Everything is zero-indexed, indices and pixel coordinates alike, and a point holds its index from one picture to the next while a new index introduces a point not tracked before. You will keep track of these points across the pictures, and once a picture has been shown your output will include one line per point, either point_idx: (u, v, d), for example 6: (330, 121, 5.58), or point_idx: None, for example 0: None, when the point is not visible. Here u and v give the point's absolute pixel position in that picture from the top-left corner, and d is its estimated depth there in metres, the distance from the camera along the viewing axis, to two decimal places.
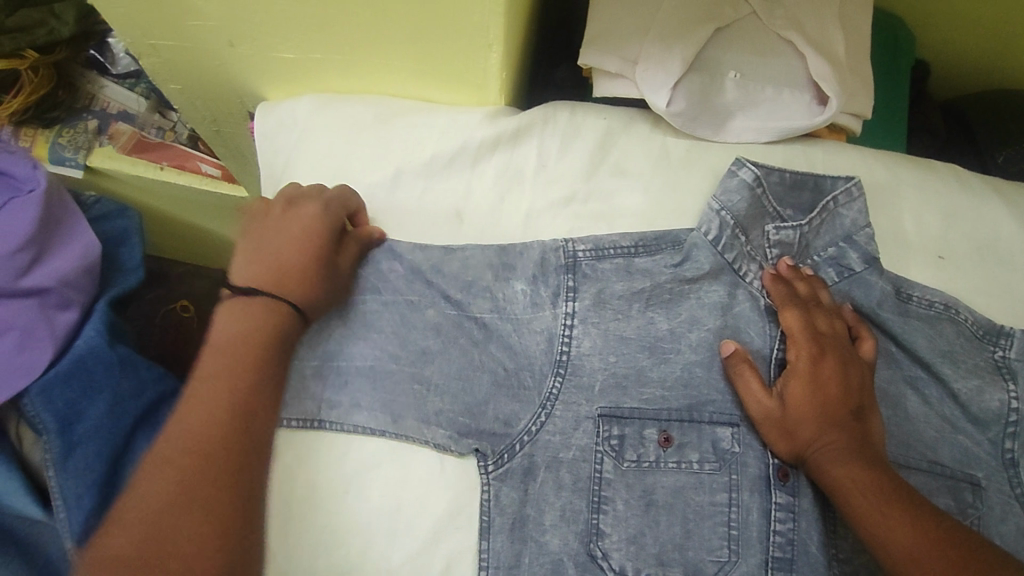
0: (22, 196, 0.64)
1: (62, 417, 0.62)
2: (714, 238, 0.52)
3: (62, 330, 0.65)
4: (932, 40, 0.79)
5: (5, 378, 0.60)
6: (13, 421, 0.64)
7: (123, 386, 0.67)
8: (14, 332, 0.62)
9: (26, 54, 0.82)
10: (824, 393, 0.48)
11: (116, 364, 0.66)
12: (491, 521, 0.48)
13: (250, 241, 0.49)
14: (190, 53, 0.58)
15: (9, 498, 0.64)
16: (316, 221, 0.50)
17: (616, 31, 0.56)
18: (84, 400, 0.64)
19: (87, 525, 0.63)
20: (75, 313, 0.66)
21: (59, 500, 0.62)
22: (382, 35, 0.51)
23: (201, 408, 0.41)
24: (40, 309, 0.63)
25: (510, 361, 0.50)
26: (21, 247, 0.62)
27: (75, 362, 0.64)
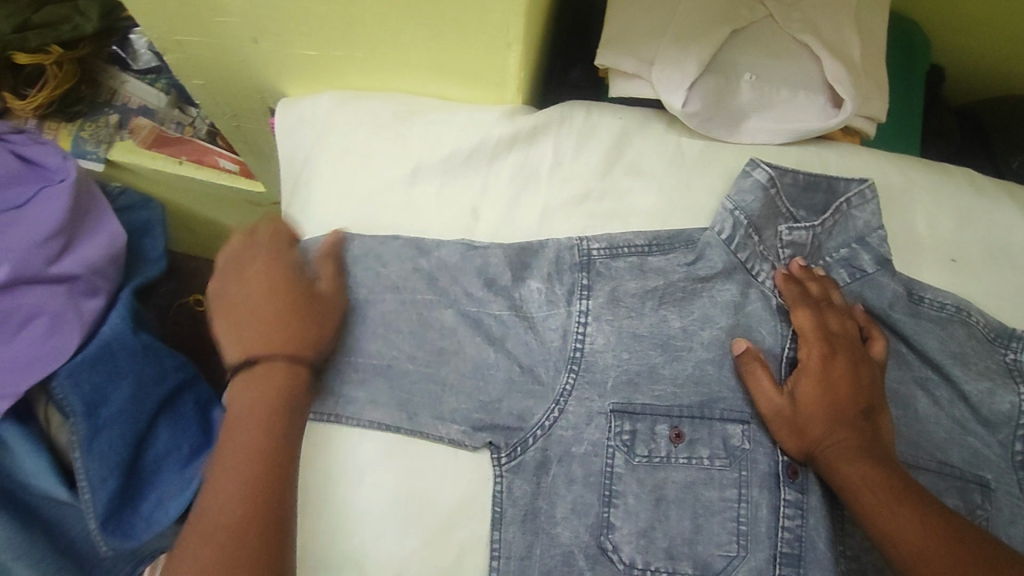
0: (54, 186, 0.69)
1: (87, 401, 0.66)
2: (727, 237, 0.53)
3: (90, 316, 0.68)
4: (947, 45, 0.80)
5: (37, 359, 0.64)
6: (41, 404, 0.67)
7: (146, 373, 0.70)
8: (44, 317, 0.65)
9: (50, 49, 0.83)
10: (834, 392, 0.49)
11: (139, 351, 0.70)
12: (504, 512, 0.48)
13: (226, 318, 0.49)
14: (214, 50, 0.59)
15: (37, 478, 0.66)
16: (273, 268, 0.50)
17: (634, 32, 0.57)
18: (108, 385, 0.67)
19: (109, 506, 0.66)
20: (101, 300, 0.70)
21: (84, 482, 0.65)
22: (404, 33, 0.52)
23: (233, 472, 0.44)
24: (69, 295, 0.67)
25: (524, 356, 0.51)
26: (52, 237, 0.67)
27: (101, 346, 0.67)
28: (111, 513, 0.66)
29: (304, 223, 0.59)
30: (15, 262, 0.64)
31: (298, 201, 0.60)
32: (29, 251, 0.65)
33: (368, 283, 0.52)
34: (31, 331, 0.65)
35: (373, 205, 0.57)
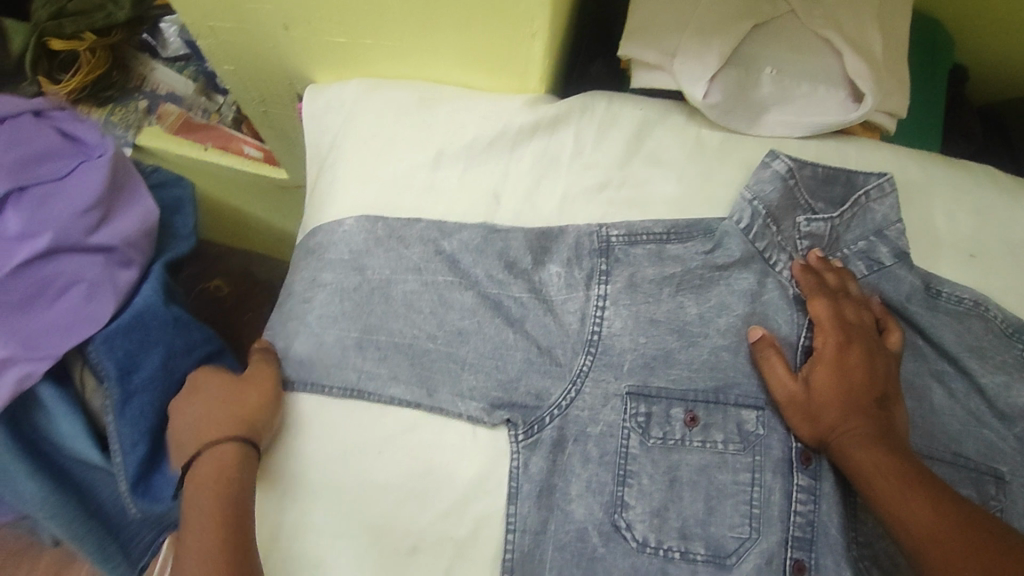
0: (92, 161, 0.64)
1: (122, 366, 0.60)
2: (745, 227, 0.54)
3: (125, 286, 0.63)
4: (970, 45, 0.80)
5: (68, 326, 0.59)
6: (77, 368, 0.61)
7: (176, 344, 0.64)
8: (81, 284, 0.60)
9: (84, 36, 0.87)
10: (849, 380, 0.49)
11: (172, 321, 0.64)
12: (520, 487, 0.50)
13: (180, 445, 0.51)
14: (247, 35, 0.61)
15: (71, 442, 0.62)
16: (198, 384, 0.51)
17: (658, 23, 0.58)
18: (140, 351, 0.61)
19: (144, 471, 0.60)
20: (136, 272, 0.65)
21: (116, 446, 0.59)
22: (432, 21, 0.53)
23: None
24: (105, 266, 0.62)
25: (542, 339, 0.52)
26: (90, 205, 0.62)
27: (134, 315, 0.62)
28: (142, 478, 0.60)
29: (326, 205, 0.59)
30: (54, 229, 0.59)
31: (323, 184, 0.61)
32: (68, 218, 0.60)
33: (392, 264, 0.54)
34: (67, 299, 0.59)
35: (396, 187, 0.58)
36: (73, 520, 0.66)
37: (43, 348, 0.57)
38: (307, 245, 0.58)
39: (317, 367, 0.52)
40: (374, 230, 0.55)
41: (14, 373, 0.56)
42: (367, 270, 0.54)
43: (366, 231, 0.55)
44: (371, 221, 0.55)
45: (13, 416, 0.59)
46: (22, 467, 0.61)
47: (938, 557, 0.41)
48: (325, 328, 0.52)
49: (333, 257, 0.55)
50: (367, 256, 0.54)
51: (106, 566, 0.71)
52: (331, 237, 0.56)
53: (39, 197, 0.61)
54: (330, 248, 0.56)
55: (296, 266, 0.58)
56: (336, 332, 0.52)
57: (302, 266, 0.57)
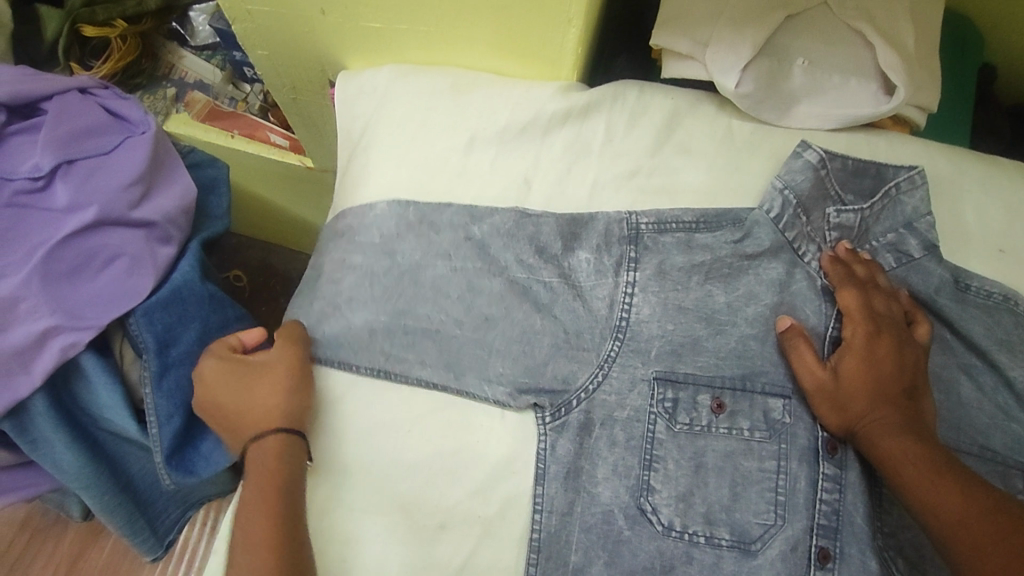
0: (136, 138, 0.65)
1: (160, 339, 0.63)
2: (776, 216, 0.54)
3: (164, 263, 0.64)
4: (1001, 44, 0.79)
5: (110, 299, 0.60)
6: (117, 339, 0.63)
7: (212, 321, 0.66)
8: (123, 257, 0.61)
9: (116, 23, 0.89)
10: (879, 371, 0.49)
11: (207, 299, 0.66)
12: (547, 468, 0.50)
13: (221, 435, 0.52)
14: (285, 20, 0.62)
15: (109, 412, 0.63)
16: (212, 382, 0.52)
17: (690, 14, 0.58)
18: (179, 326, 0.64)
19: (178, 441, 0.63)
20: (174, 249, 0.66)
21: (152, 418, 0.62)
22: (469, 8, 0.54)
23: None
24: (146, 241, 0.63)
25: (571, 324, 0.52)
26: (133, 181, 0.63)
27: (173, 290, 0.64)
28: (177, 450, 0.64)
29: (358, 188, 0.60)
30: (99, 203, 0.60)
31: (355, 168, 0.62)
32: (111, 193, 0.61)
33: (421, 250, 0.55)
34: (110, 272, 0.61)
35: (428, 171, 0.59)
36: (105, 493, 0.67)
37: (88, 318, 0.59)
38: (337, 227, 0.59)
39: (344, 348, 0.53)
40: (405, 214, 0.56)
41: (59, 341, 0.58)
42: (397, 254, 0.55)
43: (397, 215, 0.56)
44: (402, 206, 0.57)
45: (52, 387, 0.61)
46: (61, 436, 0.62)
47: (971, 542, 0.41)
48: (354, 311, 0.54)
49: (364, 240, 0.56)
50: (398, 241, 0.55)
51: (135, 540, 0.73)
52: (362, 218, 0.58)
53: (86, 171, 0.62)
54: (362, 231, 0.57)
55: (326, 245, 0.59)
56: (364, 314, 0.53)
57: (333, 248, 0.58)
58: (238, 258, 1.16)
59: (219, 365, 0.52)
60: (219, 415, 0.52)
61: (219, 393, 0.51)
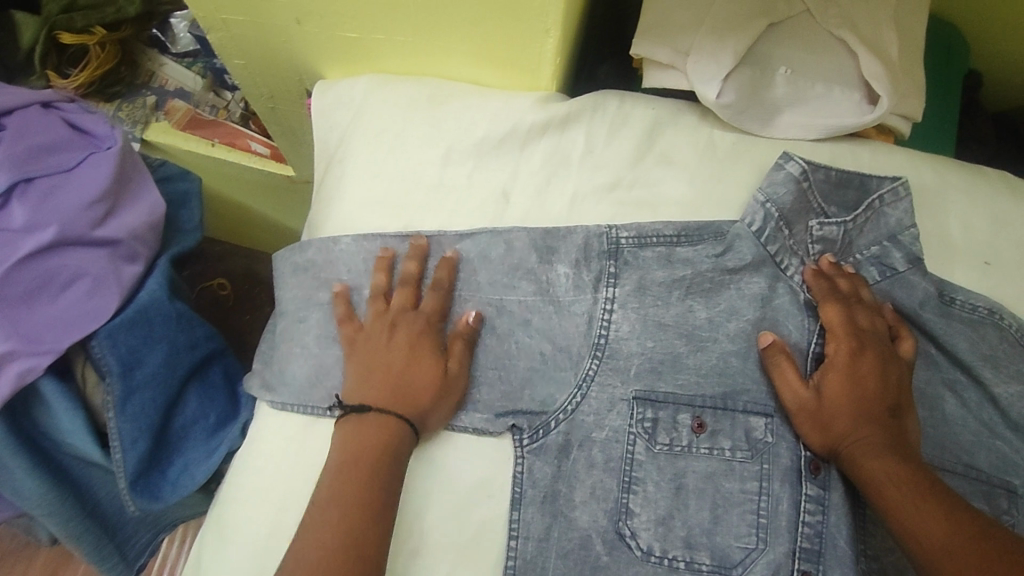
0: (101, 153, 0.64)
1: (124, 361, 0.61)
2: (758, 229, 0.53)
3: (129, 281, 0.63)
4: (986, 51, 0.78)
5: (73, 321, 0.59)
6: (79, 362, 0.62)
7: (180, 341, 0.66)
8: (85, 278, 0.60)
9: (94, 31, 0.86)
10: (863, 389, 0.48)
11: (175, 317, 0.65)
12: (523, 492, 0.49)
13: (362, 360, 0.50)
14: (257, 28, 0.60)
15: (72, 436, 0.62)
16: (392, 325, 0.51)
17: (670, 22, 0.57)
18: (143, 348, 0.62)
19: (142, 467, 0.63)
20: (141, 266, 0.65)
21: (115, 442, 0.61)
22: (446, 20, 0.53)
23: (292, 563, 0.42)
24: (110, 260, 0.62)
25: (547, 343, 0.51)
26: (96, 199, 0.62)
27: (138, 310, 0.63)
28: (142, 474, 0.63)
29: (335, 202, 0.59)
30: (59, 222, 0.59)
31: (331, 180, 0.60)
32: (73, 212, 0.60)
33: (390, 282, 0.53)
34: (71, 293, 0.60)
35: (407, 184, 0.58)
36: (70, 520, 0.65)
37: (46, 342, 0.58)
38: (294, 261, 0.56)
39: (318, 390, 0.52)
40: (371, 249, 0.54)
41: (17, 367, 0.56)
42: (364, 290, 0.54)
43: (364, 250, 0.55)
44: (367, 240, 0.55)
45: (13, 410, 0.59)
46: (20, 463, 0.60)
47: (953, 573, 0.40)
48: (323, 349, 0.53)
49: (329, 276, 0.55)
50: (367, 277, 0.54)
51: (104, 566, 0.71)
52: (326, 254, 0.55)
53: (45, 189, 0.61)
54: (327, 267, 0.55)
55: (283, 280, 0.57)
56: (334, 353, 0.53)
57: (291, 284, 0.56)
58: (220, 268, 1.14)
59: (414, 318, 0.51)
60: (365, 360, 0.50)
61: (390, 342, 0.50)
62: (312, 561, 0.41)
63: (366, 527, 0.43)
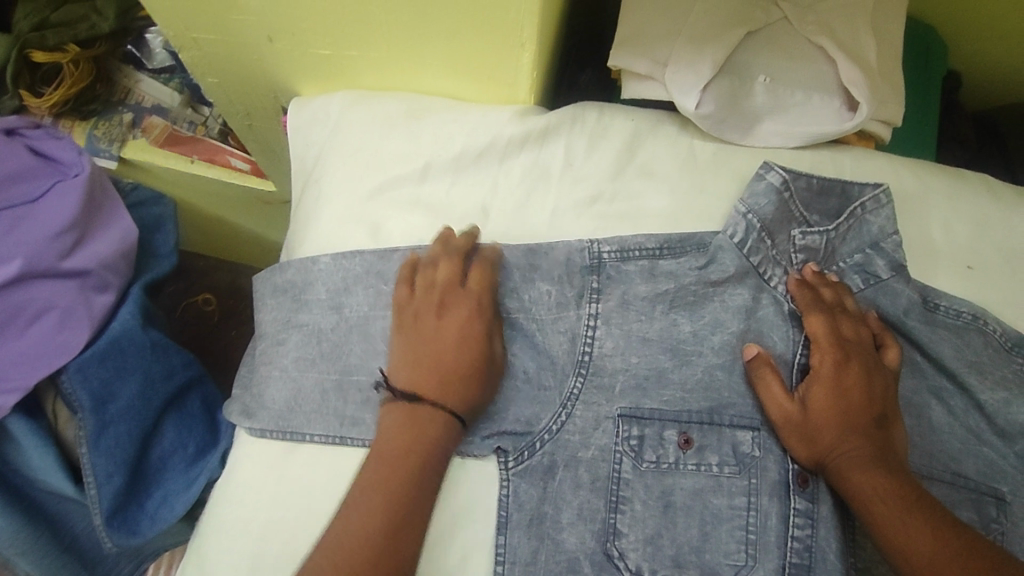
0: (68, 180, 0.63)
1: (96, 396, 0.61)
2: (740, 241, 0.52)
3: (100, 312, 0.62)
4: (965, 50, 0.78)
5: (44, 356, 0.58)
6: (50, 397, 0.62)
7: (155, 371, 0.66)
8: (53, 310, 0.59)
9: (68, 48, 0.83)
10: (848, 401, 0.48)
11: (149, 347, 0.66)
12: (509, 516, 0.48)
13: (412, 339, 0.49)
14: (230, 46, 0.59)
15: (43, 472, 0.62)
16: (443, 306, 0.49)
17: (648, 33, 0.56)
18: (117, 380, 0.63)
19: (117, 502, 0.63)
20: (112, 296, 0.64)
21: (90, 479, 0.61)
22: (420, 35, 0.51)
23: (331, 549, 0.41)
24: (80, 291, 0.61)
25: (532, 362, 0.50)
26: (65, 228, 0.61)
27: (110, 341, 0.62)
28: (117, 510, 0.63)
29: (313, 220, 0.58)
30: (26, 254, 0.58)
31: (309, 199, 0.59)
32: (41, 242, 0.59)
33: (370, 300, 0.52)
34: (39, 327, 0.59)
35: (386, 202, 0.57)
36: (45, 556, 0.66)
37: (13, 380, 0.57)
38: (274, 281, 0.55)
39: (298, 415, 0.51)
40: (351, 267, 0.53)
41: None
42: (344, 308, 0.52)
43: (343, 269, 0.53)
44: (347, 257, 0.53)
45: None
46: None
47: None
48: (302, 372, 0.51)
49: (310, 297, 0.53)
50: (346, 294, 0.53)
51: None
52: (306, 274, 0.54)
53: (10, 220, 0.60)
54: (307, 288, 0.54)
55: (263, 301, 0.56)
56: (313, 375, 0.51)
57: (269, 306, 0.55)
58: (204, 284, 1.13)
59: (462, 300, 0.49)
60: (414, 340, 0.48)
61: (439, 325, 0.48)
62: (355, 551, 0.40)
63: (408, 523, 0.42)
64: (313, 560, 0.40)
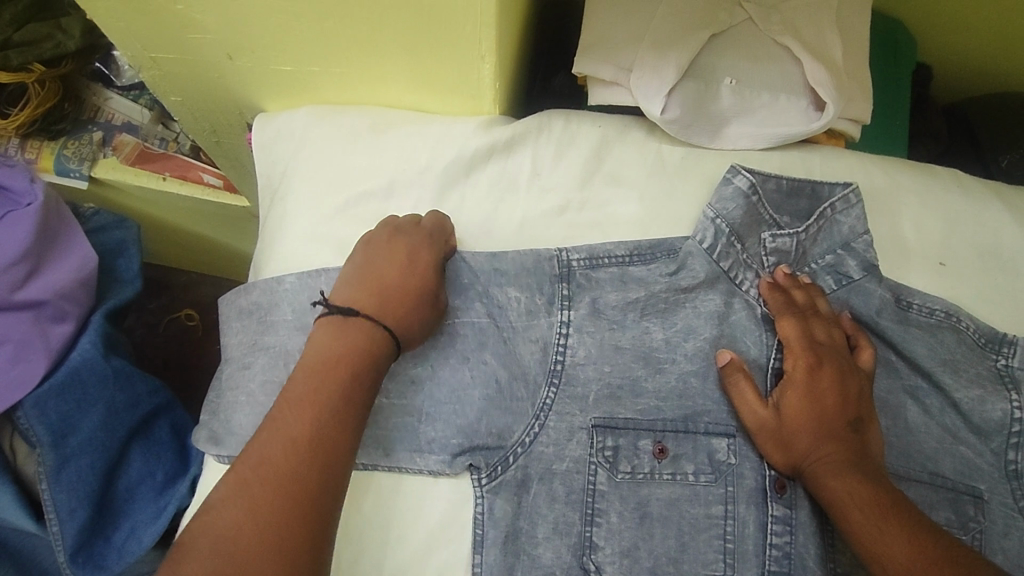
0: (20, 211, 0.66)
1: (55, 431, 0.64)
2: (709, 246, 0.52)
3: (57, 342, 0.66)
4: (933, 42, 0.78)
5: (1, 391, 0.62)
6: (9, 433, 0.65)
7: (119, 400, 0.68)
8: (8, 344, 0.63)
9: (32, 67, 0.79)
10: (821, 404, 0.47)
11: (112, 376, 0.68)
12: (485, 534, 0.48)
13: (361, 262, 0.50)
14: (190, 66, 0.57)
15: (4, 510, 0.65)
16: (398, 240, 0.50)
17: (612, 39, 0.56)
18: (78, 412, 0.65)
19: (81, 538, 0.65)
20: (71, 325, 0.68)
21: (52, 514, 0.64)
22: (376, 47, 0.50)
23: (256, 460, 0.40)
24: (35, 322, 0.65)
25: (504, 372, 0.49)
26: (18, 260, 0.64)
27: (70, 372, 0.65)
28: (82, 546, 0.65)
29: (278, 239, 0.57)
30: None
31: (274, 218, 0.58)
32: None
33: None
34: None
35: (353, 218, 0.56)
36: None
37: None
38: (239, 304, 0.55)
39: None
40: (317, 286, 0.52)
41: None
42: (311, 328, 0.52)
43: (309, 288, 0.53)
44: (313, 276, 0.53)
45: None
46: None
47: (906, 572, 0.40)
48: (270, 397, 0.51)
49: (276, 318, 0.53)
50: (313, 314, 0.52)
51: None
52: (271, 295, 0.53)
53: None
54: (273, 309, 0.53)
55: (229, 324, 0.55)
56: None
57: (236, 328, 0.55)
58: (183, 302, 1.12)
59: (414, 234, 0.51)
60: (365, 264, 0.49)
61: (386, 248, 0.50)
62: (280, 462, 0.39)
63: (332, 431, 0.41)
64: (237, 470, 0.40)
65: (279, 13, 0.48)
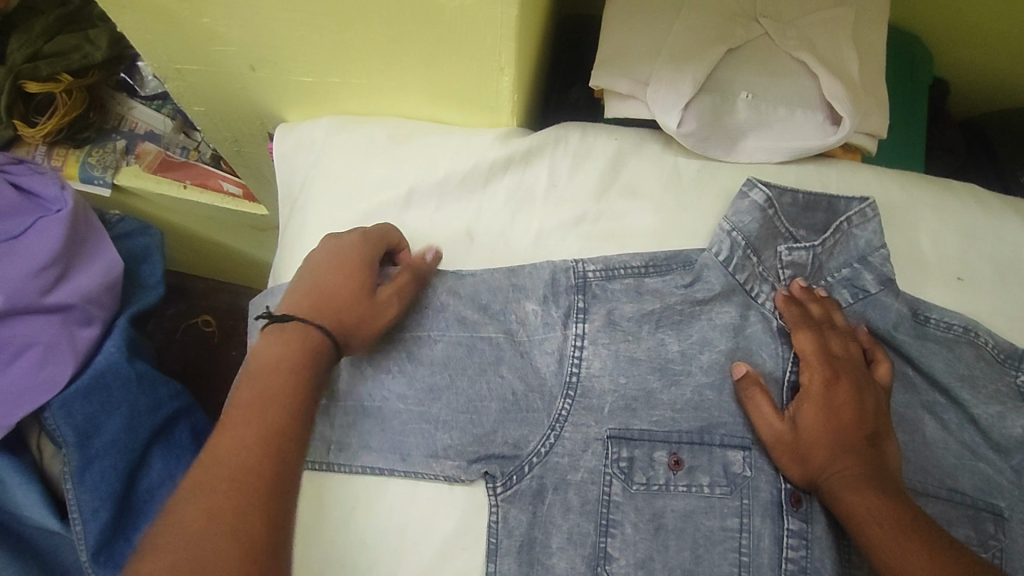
0: (50, 217, 0.68)
1: (80, 432, 0.65)
2: (725, 258, 0.52)
3: (83, 345, 0.67)
4: (950, 57, 0.78)
5: (28, 394, 0.63)
6: (34, 433, 0.67)
7: (141, 403, 0.70)
8: (37, 346, 0.65)
9: (61, 78, 0.82)
10: (838, 419, 0.47)
11: (135, 380, 0.69)
12: (499, 543, 0.48)
13: (298, 271, 0.49)
14: (214, 77, 0.59)
15: (28, 509, 0.66)
16: (331, 243, 0.49)
17: (629, 53, 0.56)
18: (101, 415, 0.66)
19: (102, 537, 0.66)
20: (96, 329, 0.69)
21: (76, 513, 0.65)
22: (396, 61, 0.52)
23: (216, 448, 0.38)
24: (62, 324, 0.66)
25: (519, 381, 0.50)
26: (47, 264, 0.66)
27: (94, 376, 0.67)
28: (103, 546, 0.66)
29: (298, 247, 0.58)
30: (10, 290, 0.63)
31: (293, 227, 0.59)
32: (25, 278, 0.64)
33: None
34: (25, 363, 0.64)
35: None
36: None
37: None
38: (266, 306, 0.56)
39: None
40: None
41: None
42: None
43: None
44: None
45: None
46: None
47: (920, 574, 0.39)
48: None
49: None
50: None
51: None
52: None
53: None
54: None
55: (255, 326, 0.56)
56: None
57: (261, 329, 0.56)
58: (200, 308, 1.14)
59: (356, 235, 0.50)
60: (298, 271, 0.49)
61: (324, 252, 0.49)
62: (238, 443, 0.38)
63: (289, 409, 0.41)
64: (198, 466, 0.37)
65: (304, 26, 0.49)
